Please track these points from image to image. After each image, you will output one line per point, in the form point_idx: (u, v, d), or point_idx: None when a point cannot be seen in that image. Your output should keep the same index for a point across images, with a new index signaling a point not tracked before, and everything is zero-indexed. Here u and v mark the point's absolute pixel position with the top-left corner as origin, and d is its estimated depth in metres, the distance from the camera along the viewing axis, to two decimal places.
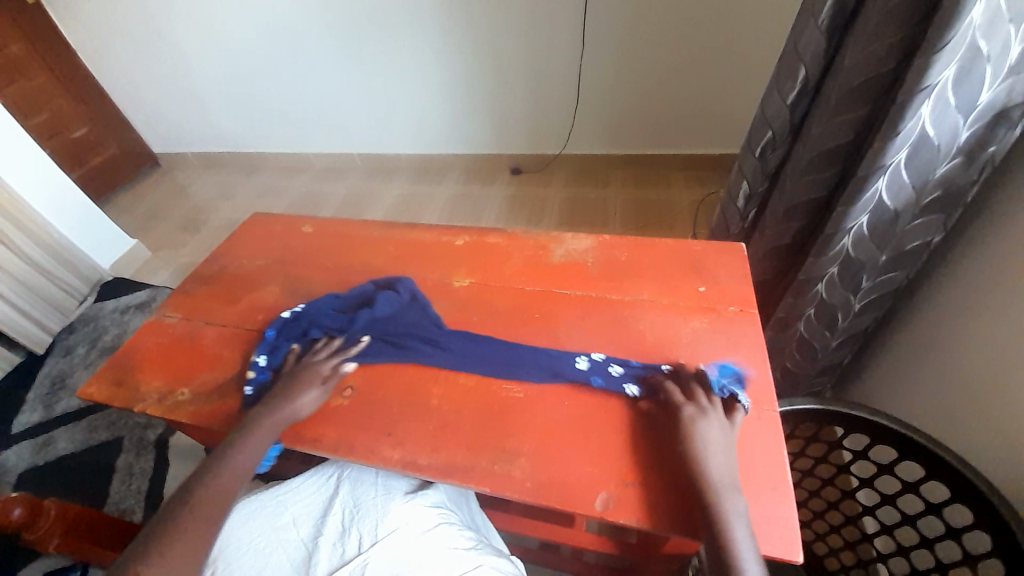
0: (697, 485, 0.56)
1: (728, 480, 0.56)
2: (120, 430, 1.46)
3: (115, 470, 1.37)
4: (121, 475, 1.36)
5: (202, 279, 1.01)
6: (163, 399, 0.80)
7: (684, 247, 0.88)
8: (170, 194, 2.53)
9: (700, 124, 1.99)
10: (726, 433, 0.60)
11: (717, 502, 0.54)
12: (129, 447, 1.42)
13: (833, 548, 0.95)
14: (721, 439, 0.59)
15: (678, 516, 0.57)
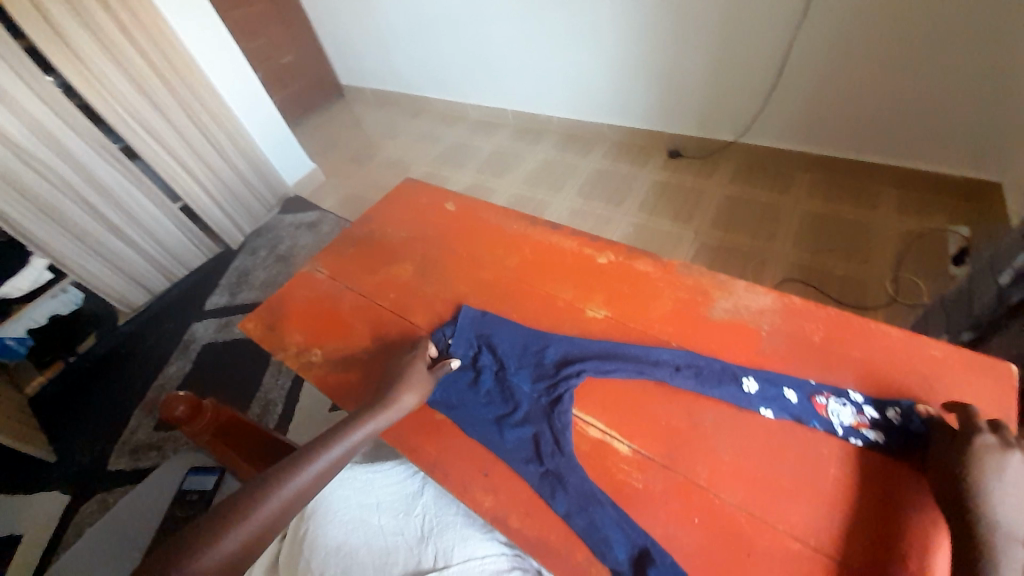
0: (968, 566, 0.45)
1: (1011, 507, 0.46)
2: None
3: (269, 364, 1.63)
4: (272, 370, 1.61)
5: (352, 240, 1.05)
6: (299, 354, 0.86)
7: (914, 349, 0.64)
8: (346, 125, 2.80)
9: (950, 139, 1.50)
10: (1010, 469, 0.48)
11: None
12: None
13: None
14: (1003, 484, 0.48)
15: None
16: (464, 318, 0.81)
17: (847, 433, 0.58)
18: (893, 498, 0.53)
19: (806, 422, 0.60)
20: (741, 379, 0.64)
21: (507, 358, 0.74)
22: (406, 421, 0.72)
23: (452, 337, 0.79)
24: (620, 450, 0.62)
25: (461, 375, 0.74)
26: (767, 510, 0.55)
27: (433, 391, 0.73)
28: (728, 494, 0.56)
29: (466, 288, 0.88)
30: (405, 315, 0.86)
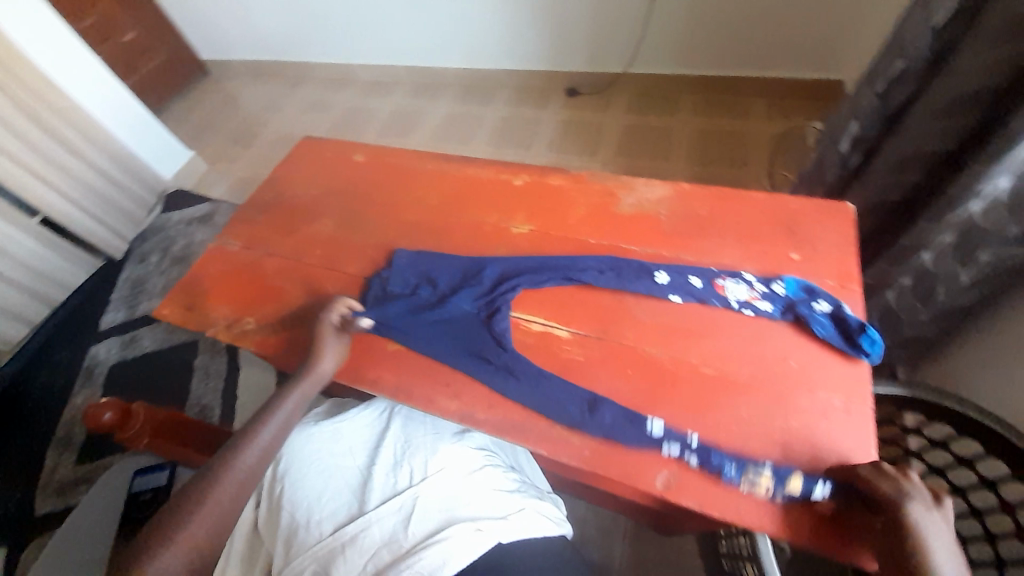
0: None
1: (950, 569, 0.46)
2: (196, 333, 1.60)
3: (194, 369, 1.52)
4: (200, 373, 1.51)
5: (260, 207, 1.00)
6: (231, 326, 0.83)
7: (779, 204, 0.76)
8: (220, 104, 2.51)
9: (797, 44, 1.71)
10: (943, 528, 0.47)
11: None
12: (204, 348, 1.56)
13: None
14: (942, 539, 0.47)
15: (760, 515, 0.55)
16: (397, 257, 0.83)
17: (741, 305, 0.67)
18: (770, 324, 0.65)
19: (709, 301, 0.68)
20: (654, 273, 0.72)
21: (445, 285, 0.78)
22: (357, 360, 0.74)
23: (390, 275, 0.81)
24: (562, 335, 0.70)
25: (401, 305, 0.76)
26: (689, 353, 0.65)
27: (376, 321, 0.76)
28: (653, 347, 0.66)
29: (392, 229, 0.88)
30: (336, 267, 0.86)
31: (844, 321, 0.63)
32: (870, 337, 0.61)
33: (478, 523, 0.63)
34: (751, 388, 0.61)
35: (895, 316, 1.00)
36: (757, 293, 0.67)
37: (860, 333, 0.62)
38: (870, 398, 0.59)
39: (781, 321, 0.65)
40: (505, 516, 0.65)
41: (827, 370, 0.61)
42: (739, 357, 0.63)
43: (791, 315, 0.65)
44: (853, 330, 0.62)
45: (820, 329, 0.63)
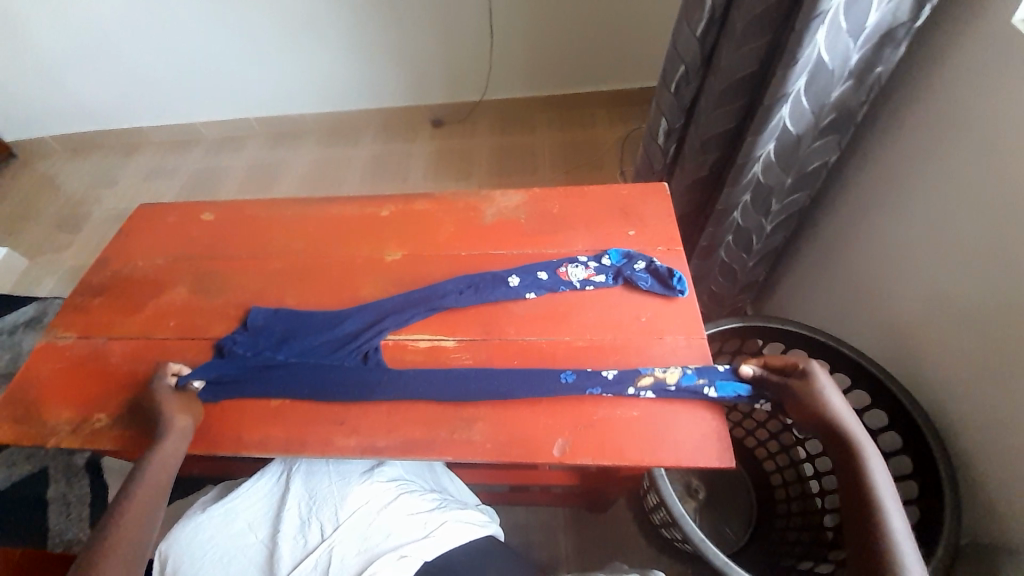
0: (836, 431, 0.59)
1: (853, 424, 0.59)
2: (44, 460, 1.33)
3: (47, 502, 1.26)
4: (56, 505, 1.25)
5: (96, 289, 0.89)
6: (78, 428, 0.73)
7: (613, 192, 0.88)
8: (34, 188, 2.16)
9: (617, 59, 1.98)
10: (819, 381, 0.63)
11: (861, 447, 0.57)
12: (57, 476, 1.30)
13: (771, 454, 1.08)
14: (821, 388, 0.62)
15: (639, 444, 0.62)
16: (257, 313, 0.79)
17: (584, 284, 0.75)
18: (610, 293, 0.74)
19: (559, 288, 0.75)
20: (507, 279, 0.76)
21: (312, 329, 0.76)
22: (236, 424, 0.69)
23: (239, 338, 0.76)
24: (448, 346, 0.72)
25: (256, 367, 0.73)
26: (559, 334, 0.71)
27: (229, 389, 0.71)
28: (530, 336, 0.71)
29: (260, 282, 0.85)
30: (200, 334, 0.80)
31: (659, 273, 0.74)
32: (678, 277, 0.73)
33: (401, 550, 0.63)
34: (616, 350, 0.69)
35: (730, 268, 1.20)
36: (588, 271, 0.76)
37: (671, 278, 0.73)
38: (700, 324, 0.70)
39: (619, 287, 0.75)
40: (427, 536, 0.66)
41: (664, 316, 0.71)
42: (597, 327, 0.71)
43: (621, 280, 0.75)
44: (665, 279, 0.74)
45: (644, 284, 0.73)
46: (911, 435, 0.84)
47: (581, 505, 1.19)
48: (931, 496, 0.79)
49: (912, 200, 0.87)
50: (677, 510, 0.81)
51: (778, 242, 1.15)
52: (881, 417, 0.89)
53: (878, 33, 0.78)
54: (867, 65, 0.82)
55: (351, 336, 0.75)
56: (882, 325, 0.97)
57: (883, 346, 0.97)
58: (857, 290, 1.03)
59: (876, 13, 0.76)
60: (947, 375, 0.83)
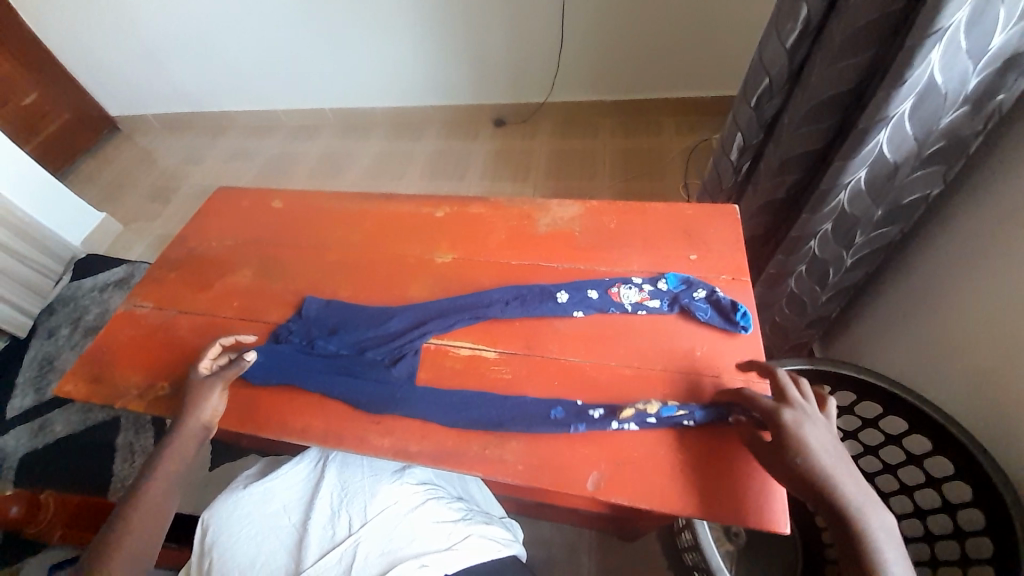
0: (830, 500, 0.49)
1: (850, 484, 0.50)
2: (117, 410, 1.46)
3: (116, 449, 1.38)
4: (123, 453, 1.38)
5: (172, 264, 0.95)
6: (143, 394, 0.78)
7: (676, 211, 0.83)
8: (135, 161, 2.38)
9: (693, 67, 1.89)
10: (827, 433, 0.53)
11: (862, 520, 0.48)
12: (126, 426, 1.43)
13: None
14: (827, 440, 0.52)
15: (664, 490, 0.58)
16: (309, 302, 0.82)
17: (635, 307, 0.71)
18: (665, 320, 0.70)
19: (608, 310, 0.72)
20: (555, 294, 0.74)
21: (359, 324, 0.77)
22: (281, 409, 0.71)
23: (292, 327, 0.79)
24: (489, 357, 0.71)
25: (304, 358, 0.75)
26: (605, 358, 0.68)
27: (277, 376, 0.73)
28: (574, 356, 0.69)
29: (315, 272, 0.87)
30: (257, 316, 0.83)
31: (723, 304, 0.68)
32: (742, 312, 0.67)
33: (423, 559, 0.63)
34: (665, 382, 0.65)
35: (799, 300, 1.10)
36: (644, 294, 0.72)
37: (736, 312, 0.67)
38: (763, 367, 0.64)
39: (674, 315, 0.70)
40: (449, 547, 0.65)
41: (722, 353, 0.66)
42: (647, 356, 0.67)
43: (677, 308, 0.70)
44: (727, 311, 0.68)
45: (704, 315, 0.68)
46: (996, 516, 0.72)
47: (608, 530, 1.15)
48: None
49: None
50: (715, 563, 0.76)
51: (858, 277, 1.05)
52: (966, 493, 0.79)
53: (1002, 57, 0.69)
54: (985, 91, 0.73)
55: (395, 335, 0.75)
56: (978, 386, 0.84)
57: (977, 410, 0.85)
58: (948, 343, 0.91)
59: (1001, 34, 0.66)
60: None
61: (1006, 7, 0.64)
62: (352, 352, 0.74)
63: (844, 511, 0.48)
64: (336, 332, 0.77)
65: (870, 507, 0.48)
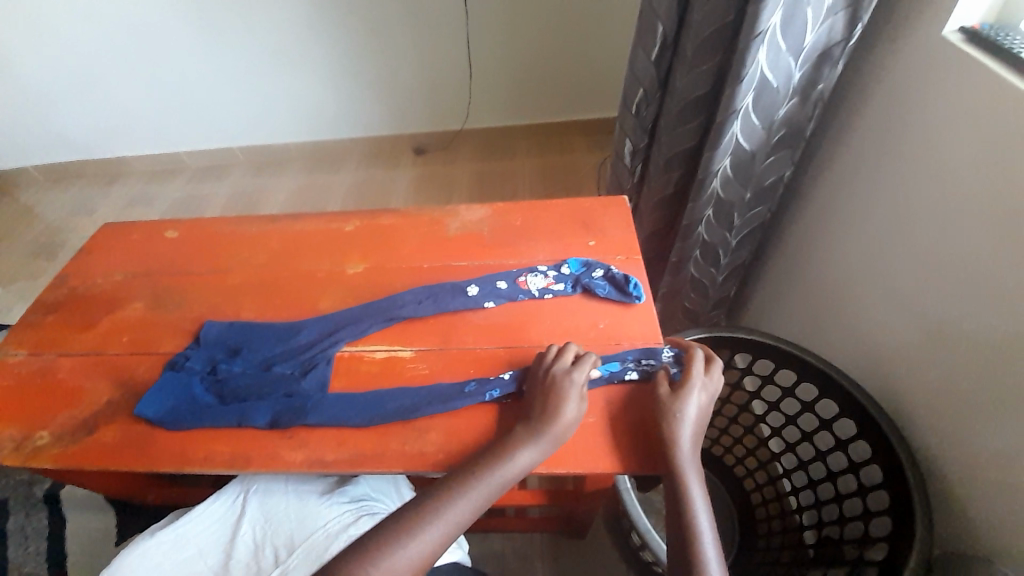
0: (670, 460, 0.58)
1: (693, 457, 0.59)
2: (3, 491, 1.26)
3: (6, 536, 1.19)
4: (15, 539, 1.18)
5: (49, 307, 0.86)
6: (16, 448, 0.69)
7: (575, 205, 0.90)
8: (11, 217, 2.13)
9: (592, 89, 2.06)
10: (699, 409, 0.61)
11: (683, 482, 0.57)
12: (17, 508, 1.23)
13: (750, 471, 1.08)
14: (695, 416, 0.60)
15: (581, 453, 0.61)
16: (211, 326, 0.77)
17: (542, 292, 0.75)
18: (570, 300, 0.74)
19: (517, 297, 0.75)
20: (466, 288, 0.76)
21: (267, 342, 0.74)
22: (181, 438, 0.66)
23: (192, 355, 0.74)
24: (406, 356, 0.71)
25: (206, 384, 0.71)
26: (517, 341, 0.71)
27: (174, 406, 0.68)
28: (488, 344, 0.71)
29: (218, 297, 0.83)
30: (151, 349, 0.78)
31: (618, 279, 0.75)
32: (634, 284, 0.74)
33: None
34: None
35: (701, 284, 1.21)
36: (549, 280, 0.76)
37: (630, 285, 0.74)
38: (657, 329, 0.70)
39: (577, 295, 0.75)
40: None
41: (622, 323, 0.71)
42: (555, 334, 0.71)
43: (580, 288, 0.75)
44: (622, 285, 0.74)
45: (603, 291, 0.74)
46: (877, 441, 0.82)
47: (560, 529, 1.16)
48: (903, 505, 0.77)
49: (865, 210, 0.90)
50: (643, 525, 0.77)
51: (745, 256, 1.18)
52: (852, 428, 0.90)
53: (814, 53, 0.83)
54: (808, 83, 0.87)
55: (306, 347, 0.73)
56: (849, 334, 0.97)
57: (851, 355, 0.97)
58: (821, 302, 1.04)
59: (810, 34, 0.80)
60: (910, 379, 0.84)
61: (810, 8, 0.77)
62: (260, 370, 0.71)
63: (677, 472, 0.57)
64: (242, 353, 0.74)
65: (695, 478, 0.57)
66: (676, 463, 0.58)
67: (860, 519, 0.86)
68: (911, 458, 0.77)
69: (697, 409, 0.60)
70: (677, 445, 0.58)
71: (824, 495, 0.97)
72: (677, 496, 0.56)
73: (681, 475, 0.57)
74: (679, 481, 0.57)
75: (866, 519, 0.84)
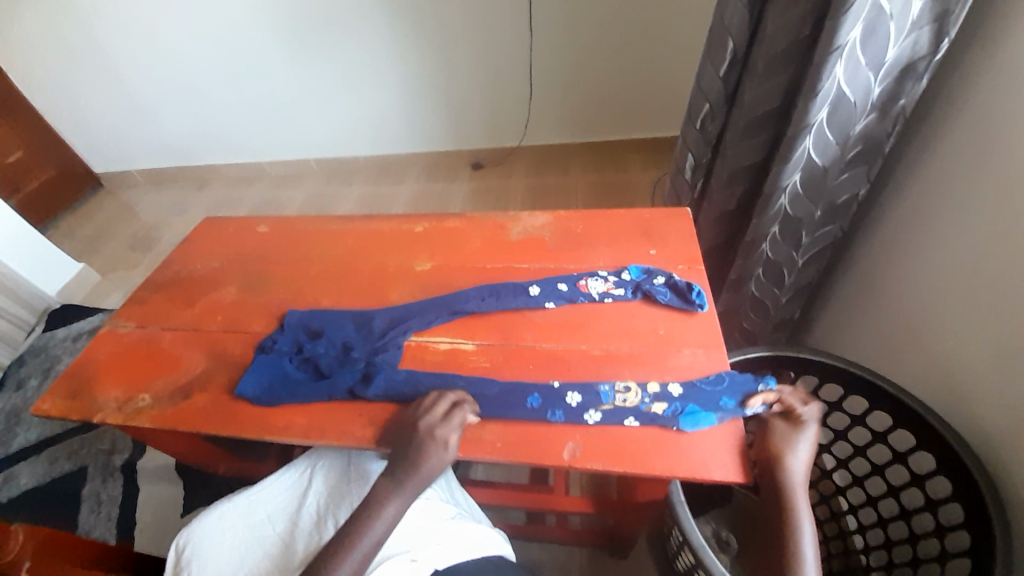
0: (776, 486, 0.57)
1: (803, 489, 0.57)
2: (82, 460, 1.40)
3: (82, 500, 1.31)
4: (88, 505, 1.31)
5: (156, 287, 0.97)
6: (123, 406, 0.78)
7: (636, 214, 0.91)
8: (117, 214, 2.42)
9: (652, 109, 2.07)
10: (806, 447, 0.59)
11: (791, 507, 0.56)
12: (94, 474, 1.36)
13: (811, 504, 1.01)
14: (803, 454, 0.58)
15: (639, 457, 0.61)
16: (293, 312, 0.85)
17: (602, 295, 0.77)
18: (631, 306, 0.75)
19: (577, 299, 0.77)
20: (527, 288, 0.79)
21: (341, 329, 0.80)
22: (264, 407, 0.73)
23: (278, 337, 0.81)
24: (467, 349, 0.74)
25: (294, 363, 0.77)
26: (576, 342, 0.72)
27: (262, 380, 0.75)
28: (547, 342, 0.73)
29: (299, 287, 0.91)
30: (239, 328, 0.86)
31: (681, 286, 0.75)
32: (697, 291, 0.74)
33: (413, 554, 0.61)
34: (633, 360, 0.69)
35: (761, 303, 1.17)
36: (611, 284, 0.78)
37: (694, 292, 0.74)
38: (720, 337, 0.69)
39: (637, 300, 0.76)
40: (439, 543, 0.64)
41: (685, 330, 0.71)
42: (615, 335, 0.72)
43: (640, 293, 0.76)
44: (683, 291, 0.74)
45: (666, 298, 0.74)
46: (961, 478, 0.76)
47: (600, 546, 1.13)
48: (984, 546, 0.70)
49: (946, 229, 0.85)
50: (696, 541, 0.71)
51: (812, 276, 1.12)
52: (932, 463, 0.83)
53: (897, 67, 0.80)
54: (889, 97, 0.84)
55: (378, 337, 0.78)
56: (928, 363, 0.91)
57: (926, 387, 0.91)
58: (897, 329, 0.98)
59: (893, 47, 0.78)
60: (990, 413, 0.78)
61: (893, 22, 0.76)
62: (339, 352, 0.77)
63: (786, 499, 0.56)
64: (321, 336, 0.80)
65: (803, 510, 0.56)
66: (782, 491, 0.57)
67: (936, 562, 0.79)
68: (996, 496, 0.70)
69: (810, 450, 0.58)
70: (788, 478, 0.57)
71: (897, 535, 0.89)
72: (782, 524, 0.56)
73: (791, 504, 0.56)
74: (786, 513, 0.56)
75: (943, 562, 0.77)
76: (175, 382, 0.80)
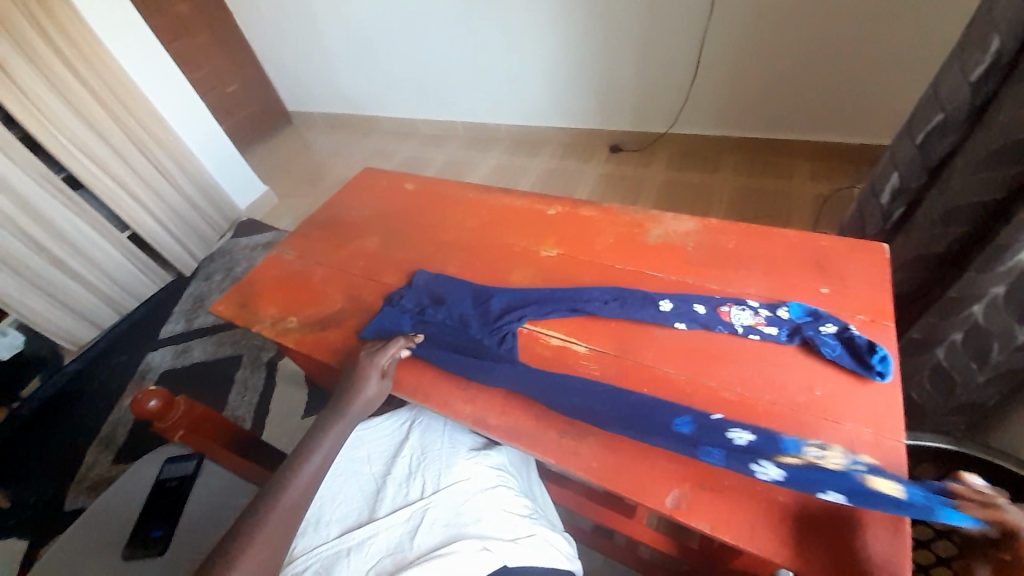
0: None
1: None
2: (241, 348, 1.70)
3: (234, 382, 1.60)
4: (237, 387, 1.58)
5: (316, 223, 1.10)
6: (275, 323, 0.90)
7: (809, 241, 0.76)
8: (296, 149, 2.81)
9: (842, 112, 1.71)
10: None
11: None
12: (246, 363, 1.65)
13: None
14: None
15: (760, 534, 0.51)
16: (422, 273, 0.89)
17: (747, 330, 0.66)
18: (782, 351, 0.64)
19: (714, 326, 0.68)
20: (658, 302, 0.72)
21: (460, 300, 0.82)
22: None
23: (405, 293, 0.86)
24: (579, 352, 0.71)
25: (412, 322, 0.81)
26: (703, 376, 0.64)
27: (383, 332, 0.80)
28: (670, 366, 0.66)
29: (429, 249, 0.94)
30: (373, 277, 0.93)
31: (856, 342, 0.61)
32: (880, 355, 0.59)
33: (485, 543, 0.61)
34: (770, 415, 0.59)
35: (948, 377, 0.91)
36: (762, 318, 0.67)
37: (873, 354, 0.60)
38: (900, 418, 0.55)
39: (791, 345, 0.64)
40: (514, 540, 0.63)
41: (848, 398, 0.58)
42: (754, 378, 0.62)
43: (798, 338, 0.64)
44: (858, 349, 0.61)
45: (832, 352, 0.61)
46: None
47: None
48: None
49: None
50: None
51: None
52: None
53: None
54: None
55: (492, 317, 0.78)
56: None
57: None
58: None
59: None
60: None
61: None
62: (455, 321, 0.79)
63: None
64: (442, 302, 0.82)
65: None
66: None
67: None
68: None
69: None
70: None
71: None
72: None
73: None
74: None
75: None
76: (315, 314, 0.89)
